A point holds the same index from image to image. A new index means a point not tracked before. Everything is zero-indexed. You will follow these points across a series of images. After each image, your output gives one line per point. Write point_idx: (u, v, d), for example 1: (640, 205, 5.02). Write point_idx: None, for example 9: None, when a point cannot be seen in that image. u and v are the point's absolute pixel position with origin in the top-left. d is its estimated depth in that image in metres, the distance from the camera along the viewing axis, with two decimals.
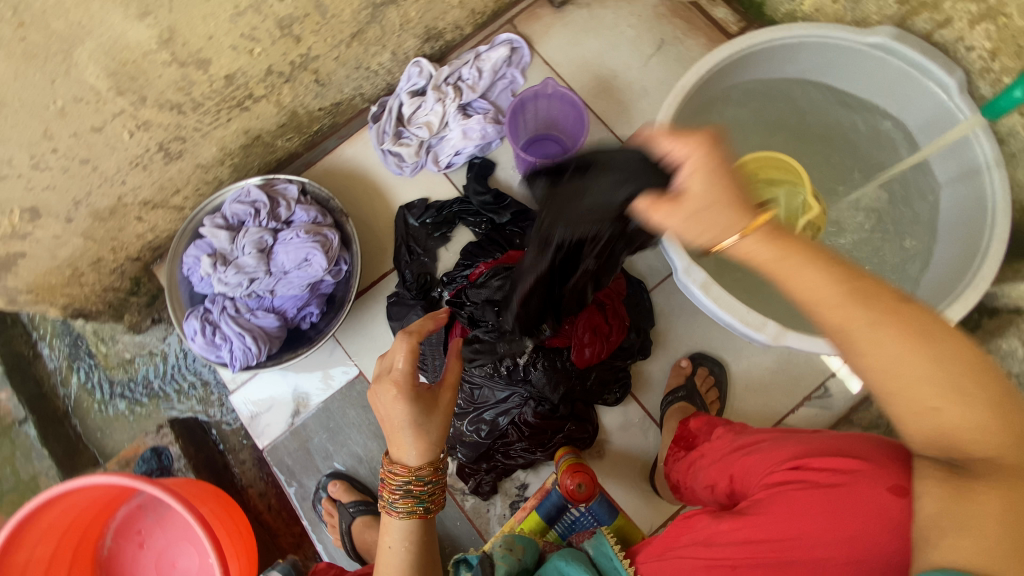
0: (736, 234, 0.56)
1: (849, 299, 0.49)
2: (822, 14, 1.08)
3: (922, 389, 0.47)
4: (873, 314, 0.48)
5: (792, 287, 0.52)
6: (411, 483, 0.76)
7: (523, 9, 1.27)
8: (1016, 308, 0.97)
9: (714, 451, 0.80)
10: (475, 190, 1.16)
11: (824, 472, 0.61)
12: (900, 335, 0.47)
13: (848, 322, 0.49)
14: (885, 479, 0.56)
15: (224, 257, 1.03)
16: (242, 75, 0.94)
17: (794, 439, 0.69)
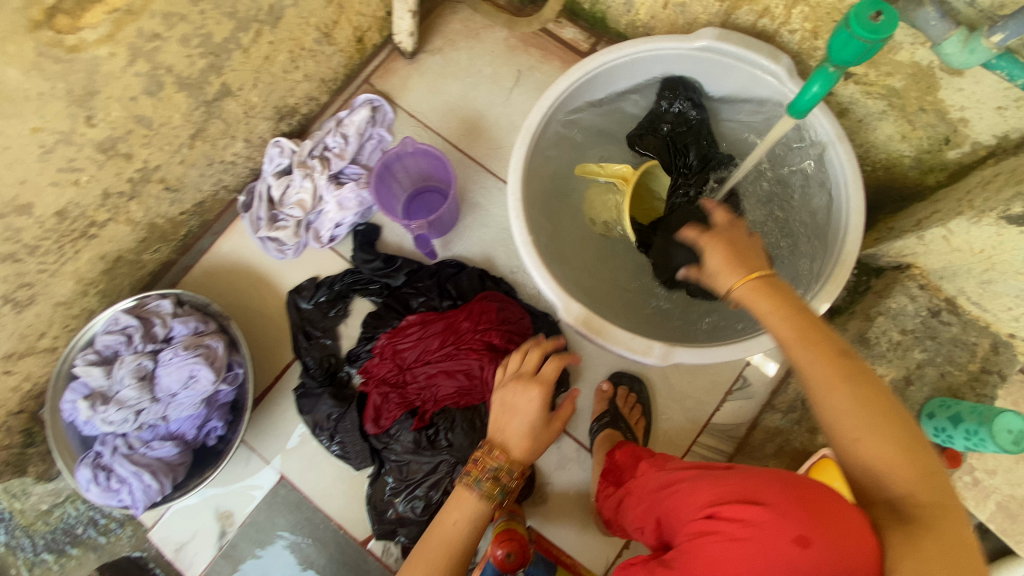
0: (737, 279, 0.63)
1: (846, 377, 0.55)
2: (657, 21, 1.11)
3: (848, 419, 0.53)
4: (858, 390, 0.54)
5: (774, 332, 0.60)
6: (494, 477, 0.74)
7: (377, 67, 1.25)
8: (897, 266, 1.01)
9: (639, 488, 0.79)
10: (362, 259, 1.11)
11: (731, 522, 0.56)
12: (854, 394, 0.54)
13: (835, 389, 0.55)
14: (789, 529, 0.52)
15: (104, 395, 0.96)
16: (76, 207, 0.89)
17: (708, 478, 0.65)
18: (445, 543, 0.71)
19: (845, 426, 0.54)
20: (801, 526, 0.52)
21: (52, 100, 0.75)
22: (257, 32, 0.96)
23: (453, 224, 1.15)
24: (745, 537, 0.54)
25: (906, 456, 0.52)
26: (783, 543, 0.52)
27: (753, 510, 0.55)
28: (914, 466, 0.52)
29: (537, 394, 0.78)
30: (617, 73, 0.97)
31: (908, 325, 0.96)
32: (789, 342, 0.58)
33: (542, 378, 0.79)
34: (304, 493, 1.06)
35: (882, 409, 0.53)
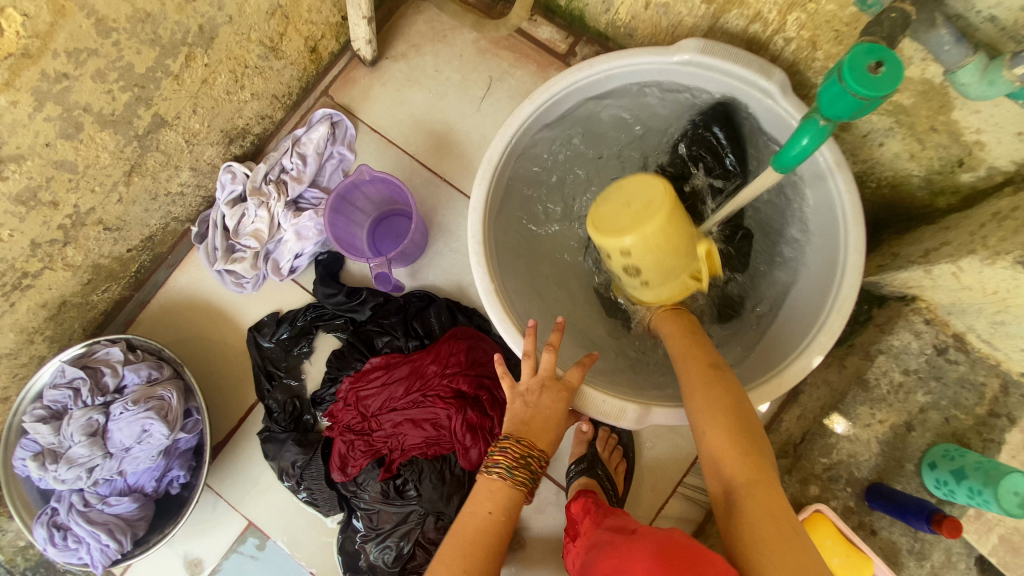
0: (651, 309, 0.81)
1: (706, 374, 0.67)
2: (639, 22, 0.99)
3: (702, 410, 0.64)
4: (712, 388, 0.65)
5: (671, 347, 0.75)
6: (518, 471, 0.65)
7: (336, 76, 1.15)
8: (901, 296, 0.91)
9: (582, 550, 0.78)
10: (324, 293, 1.04)
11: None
12: (711, 392, 0.65)
13: (695, 385, 0.67)
14: None
15: (55, 452, 0.91)
16: (2, 262, 0.82)
17: (610, 555, 0.64)
18: (478, 539, 0.61)
19: (699, 419, 0.64)
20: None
21: None
22: (189, 56, 0.86)
23: (421, 252, 1.07)
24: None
25: (740, 447, 0.60)
26: None
27: None
28: (748, 455, 0.60)
29: (565, 397, 0.71)
30: (590, 91, 0.87)
31: (910, 364, 0.88)
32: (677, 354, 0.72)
33: (567, 381, 0.72)
34: (274, 540, 1.02)
35: (729, 405, 0.63)
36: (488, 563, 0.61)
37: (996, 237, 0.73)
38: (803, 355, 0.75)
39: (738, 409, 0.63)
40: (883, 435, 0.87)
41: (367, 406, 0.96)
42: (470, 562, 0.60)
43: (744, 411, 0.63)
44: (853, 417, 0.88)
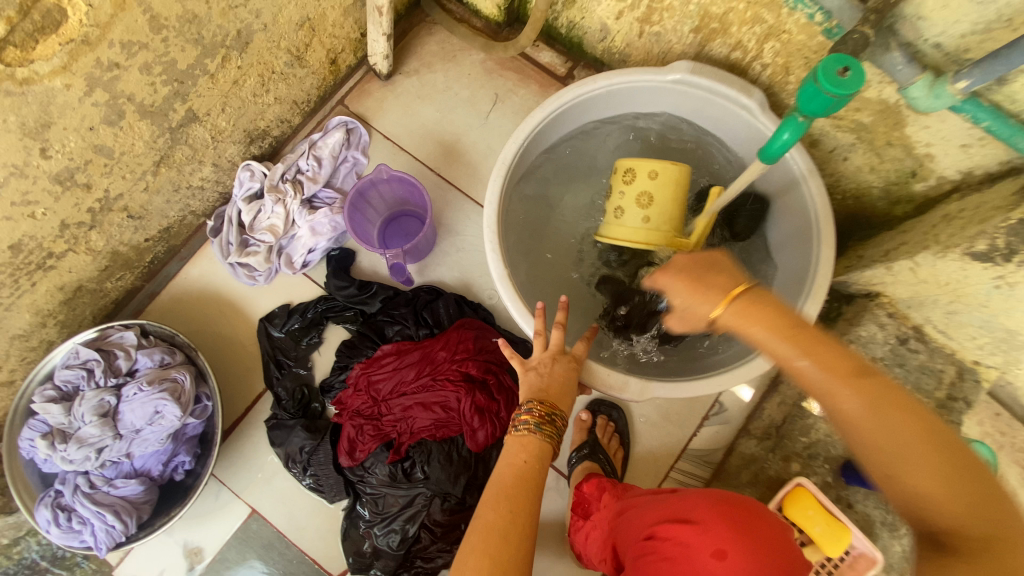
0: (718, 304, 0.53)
1: (860, 383, 0.46)
2: (632, 49, 1.11)
3: (883, 438, 0.45)
4: (877, 404, 0.45)
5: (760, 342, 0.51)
6: (546, 423, 0.68)
7: (352, 88, 1.23)
8: (866, 293, 1.02)
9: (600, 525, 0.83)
10: (336, 285, 1.09)
11: (665, 542, 0.61)
12: (884, 410, 0.45)
13: (845, 396, 0.47)
14: (709, 544, 0.58)
15: (64, 432, 0.93)
16: (31, 240, 0.85)
17: (655, 503, 0.70)
18: (518, 478, 0.64)
19: (868, 443, 0.46)
20: (721, 540, 0.58)
21: (4, 133, 0.72)
22: (224, 58, 0.93)
23: (429, 250, 1.14)
24: (678, 558, 0.59)
25: (950, 484, 0.43)
26: (704, 557, 0.57)
27: (683, 530, 0.61)
28: (964, 492, 0.43)
29: (574, 368, 0.77)
30: (592, 103, 0.97)
31: (877, 352, 0.97)
32: (793, 355, 0.49)
33: (574, 354, 0.78)
34: (277, 527, 1.04)
35: (916, 427, 0.45)
36: (534, 498, 0.62)
37: (946, 234, 0.84)
38: None
39: (929, 428, 0.44)
40: None
41: (378, 389, 1.00)
42: (514, 503, 0.61)
43: (938, 430, 0.45)
44: None
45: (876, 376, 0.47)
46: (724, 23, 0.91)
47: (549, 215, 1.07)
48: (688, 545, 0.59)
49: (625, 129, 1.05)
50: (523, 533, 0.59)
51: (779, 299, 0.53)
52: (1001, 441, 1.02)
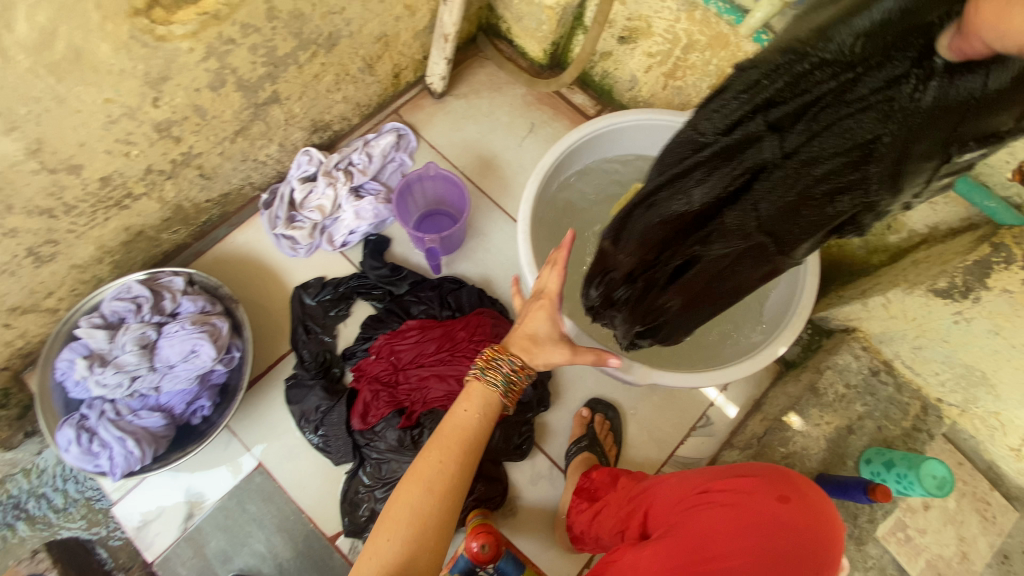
0: None
1: None
2: (656, 99, 1.28)
3: None
4: None
5: None
6: (510, 383, 0.77)
7: (407, 101, 1.40)
8: (844, 328, 1.14)
9: (621, 499, 0.90)
10: (370, 265, 1.20)
11: (722, 492, 0.70)
12: None
13: None
14: (770, 490, 0.67)
15: (103, 358, 0.99)
16: (119, 176, 0.96)
17: (696, 472, 0.79)
18: (470, 437, 0.74)
19: None
20: (783, 489, 0.68)
21: (130, 78, 0.84)
22: (313, 53, 1.08)
23: (457, 246, 1.25)
24: (738, 501, 0.67)
25: None
26: (768, 500, 0.66)
27: (742, 482, 0.70)
28: None
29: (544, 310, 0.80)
30: (620, 134, 1.13)
31: (852, 379, 1.09)
32: None
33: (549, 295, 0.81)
34: (279, 482, 1.08)
35: None
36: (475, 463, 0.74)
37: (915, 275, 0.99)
38: (770, 344, 0.94)
39: None
40: (828, 435, 1.05)
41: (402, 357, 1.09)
42: (446, 456, 0.72)
43: None
44: (806, 418, 1.07)
45: None
46: None
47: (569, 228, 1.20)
48: (751, 493, 0.68)
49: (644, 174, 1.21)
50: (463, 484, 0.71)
51: None
52: (962, 488, 1.11)
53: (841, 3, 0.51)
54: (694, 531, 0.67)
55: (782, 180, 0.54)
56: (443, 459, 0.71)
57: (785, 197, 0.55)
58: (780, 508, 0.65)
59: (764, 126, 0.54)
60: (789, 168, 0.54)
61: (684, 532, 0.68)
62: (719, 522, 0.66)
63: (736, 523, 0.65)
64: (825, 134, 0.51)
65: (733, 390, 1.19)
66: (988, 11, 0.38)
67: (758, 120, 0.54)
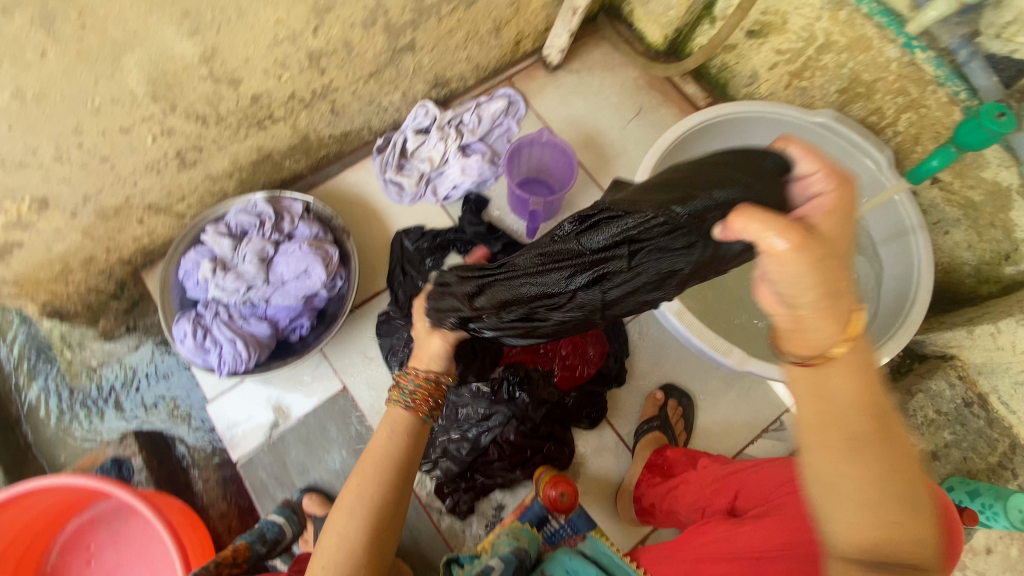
0: (844, 337, 0.47)
1: (877, 424, 0.46)
2: (774, 98, 1.28)
3: (892, 507, 0.45)
4: (882, 457, 0.46)
5: (832, 395, 0.48)
6: (415, 393, 0.73)
7: (521, 70, 1.43)
8: (941, 355, 1.11)
9: (703, 478, 0.90)
10: (469, 220, 1.24)
11: None
12: (870, 471, 0.45)
13: (847, 439, 0.46)
14: None
15: (224, 264, 1.06)
16: (268, 97, 1.02)
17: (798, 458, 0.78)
18: (386, 459, 0.70)
19: (858, 485, 0.45)
20: None
21: (301, 3, 0.89)
22: (454, 7, 1.12)
23: (554, 215, 1.27)
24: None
25: (918, 528, 0.45)
26: None
27: None
28: (917, 532, 0.45)
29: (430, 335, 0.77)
30: (740, 124, 1.12)
31: (942, 407, 1.05)
32: (846, 382, 0.48)
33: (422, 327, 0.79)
34: (361, 409, 1.13)
35: (905, 484, 0.46)
36: (405, 485, 0.71)
37: None
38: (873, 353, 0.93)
39: (892, 478, 0.46)
40: None
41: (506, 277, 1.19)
42: (364, 480, 0.69)
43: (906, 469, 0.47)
44: None
45: (867, 439, 0.46)
46: (871, 89, 1.08)
47: None
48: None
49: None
50: (394, 501, 0.69)
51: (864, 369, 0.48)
52: None
53: (668, 194, 0.68)
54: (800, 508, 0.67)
55: (623, 279, 0.69)
56: (363, 479, 0.69)
57: (618, 293, 0.70)
58: None
59: (622, 252, 0.68)
60: (619, 278, 0.69)
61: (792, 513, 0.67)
62: None
63: None
64: (647, 260, 0.68)
65: None
66: (741, 222, 0.48)
67: (622, 250, 0.68)
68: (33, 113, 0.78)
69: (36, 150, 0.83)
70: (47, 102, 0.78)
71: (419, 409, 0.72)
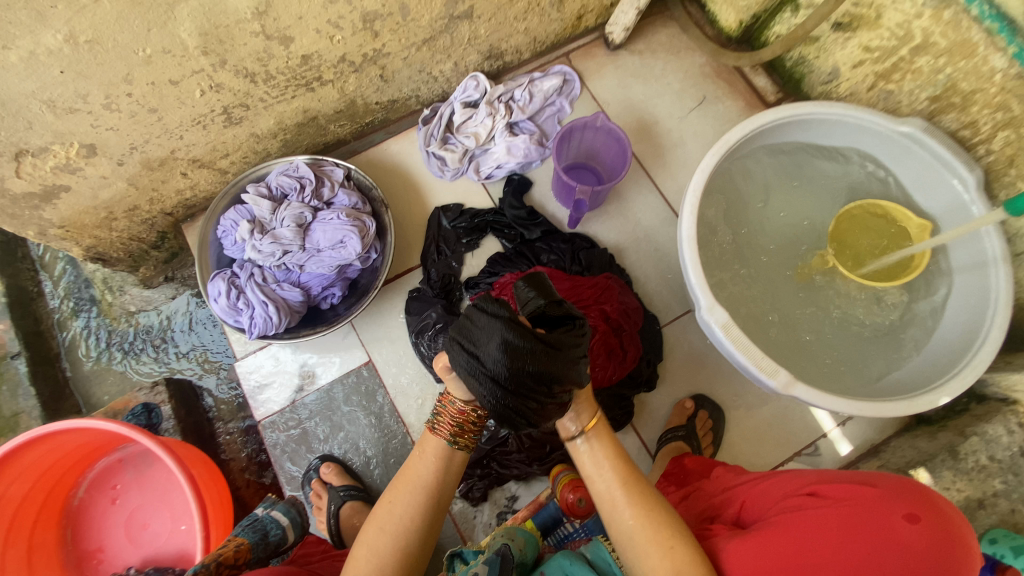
0: (580, 428, 0.75)
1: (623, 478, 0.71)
2: (853, 99, 1.17)
3: (659, 535, 0.66)
4: (637, 502, 0.69)
5: (593, 463, 0.73)
6: (458, 431, 0.72)
7: (580, 47, 1.35)
8: (1002, 397, 1.03)
9: (713, 487, 0.85)
10: (510, 203, 1.20)
11: (833, 497, 0.60)
12: (639, 511, 0.68)
13: (613, 496, 0.70)
14: (898, 506, 0.55)
15: (262, 226, 1.06)
16: (318, 58, 0.99)
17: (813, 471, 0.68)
18: (418, 483, 0.71)
19: (634, 530, 0.67)
20: (914, 507, 0.54)
21: None
22: None
23: (599, 205, 1.22)
24: (850, 508, 0.57)
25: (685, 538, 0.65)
26: (892, 517, 0.54)
27: (863, 492, 0.58)
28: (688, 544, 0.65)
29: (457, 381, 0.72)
30: (815, 124, 1.03)
31: (997, 454, 0.97)
32: (595, 454, 0.74)
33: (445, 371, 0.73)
34: (384, 383, 1.13)
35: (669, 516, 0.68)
36: (435, 513, 0.71)
37: None
38: (932, 391, 0.86)
39: (660, 516, 0.67)
40: (957, 503, 0.94)
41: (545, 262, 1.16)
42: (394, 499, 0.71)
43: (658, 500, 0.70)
44: (936, 477, 0.97)
45: (628, 486, 0.70)
46: (967, 100, 0.96)
47: (736, 206, 1.10)
48: (869, 504, 0.57)
49: (866, 170, 1.09)
50: (428, 522, 0.70)
51: (607, 441, 0.75)
52: None
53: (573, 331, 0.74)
54: (791, 535, 0.59)
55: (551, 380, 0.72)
56: (394, 502, 0.70)
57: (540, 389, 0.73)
58: (899, 526, 0.53)
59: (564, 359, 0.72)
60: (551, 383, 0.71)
61: (777, 531, 0.61)
62: (819, 529, 0.57)
63: (831, 533, 0.56)
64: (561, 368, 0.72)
65: (851, 427, 1.12)
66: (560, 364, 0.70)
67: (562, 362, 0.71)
68: (85, 58, 0.77)
69: (86, 96, 0.82)
70: (98, 48, 0.76)
71: (463, 442, 0.73)
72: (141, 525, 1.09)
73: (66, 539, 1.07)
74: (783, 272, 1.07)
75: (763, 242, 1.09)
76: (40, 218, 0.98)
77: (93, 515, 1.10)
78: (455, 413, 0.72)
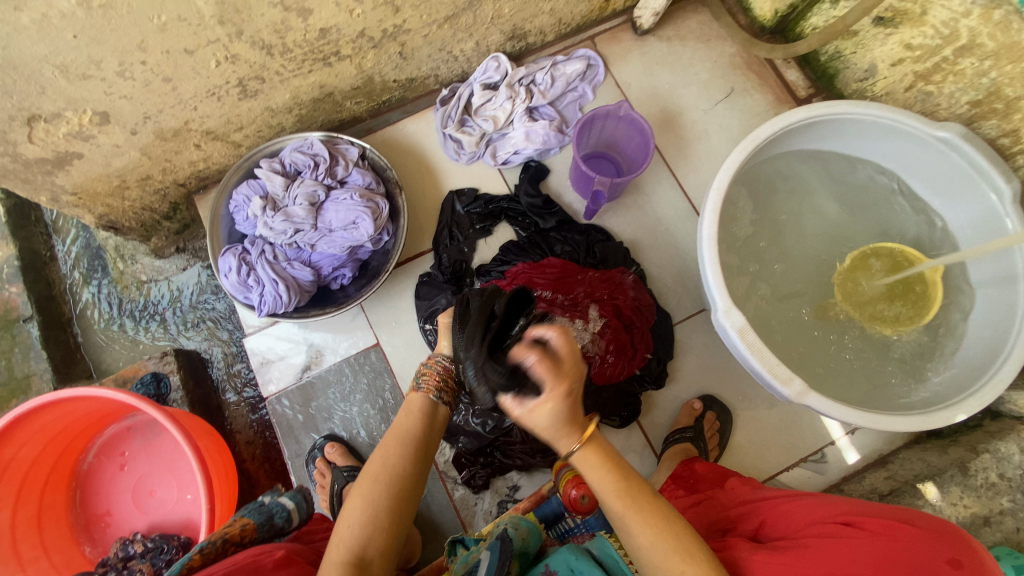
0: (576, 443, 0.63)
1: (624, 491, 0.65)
2: (889, 99, 1.13)
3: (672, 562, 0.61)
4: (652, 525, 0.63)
5: (594, 479, 0.66)
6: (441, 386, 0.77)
7: (606, 30, 1.30)
8: (1019, 416, 1.01)
9: (727, 498, 0.85)
10: (526, 190, 1.17)
11: (869, 529, 0.59)
12: (654, 533, 0.63)
13: (621, 513, 0.65)
14: (942, 551, 0.54)
15: (275, 203, 1.04)
16: (336, 32, 0.96)
17: (843, 499, 0.67)
18: (409, 440, 0.73)
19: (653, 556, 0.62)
20: (958, 553, 0.53)
21: None
22: None
23: (617, 197, 1.19)
24: (887, 542, 0.57)
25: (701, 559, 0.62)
26: (935, 561, 0.53)
27: (902, 529, 0.57)
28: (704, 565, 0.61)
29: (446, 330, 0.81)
30: (848, 125, 0.99)
31: (1008, 472, 0.94)
32: (596, 468, 0.66)
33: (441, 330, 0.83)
34: (392, 367, 1.12)
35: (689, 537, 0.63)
36: (423, 470, 0.73)
37: None
38: (950, 408, 0.84)
39: (680, 540, 0.63)
40: (962, 519, 0.92)
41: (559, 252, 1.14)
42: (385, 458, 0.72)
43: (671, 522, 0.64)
44: (943, 492, 0.95)
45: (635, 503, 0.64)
46: (1011, 107, 0.93)
47: (758, 206, 1.06)
48: (909, 542, 0.56)
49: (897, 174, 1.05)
50: (414, 489, 0.72)
51: (610, 450, 0.67)
52: None
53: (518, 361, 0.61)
54: (823, 559, 0.58)
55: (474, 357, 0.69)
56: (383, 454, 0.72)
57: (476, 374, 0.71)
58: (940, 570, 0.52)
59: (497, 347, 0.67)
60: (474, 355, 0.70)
61: (808, 555, 0.60)
62: (853, 557, 0.56)
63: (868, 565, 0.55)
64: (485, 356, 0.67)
65: (860, 436, 1.10)
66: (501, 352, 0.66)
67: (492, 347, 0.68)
68: (99, 23, 0.75)
69: (100, 63, 0.80)
70: (113, 13, 0.74)
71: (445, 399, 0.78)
72: (148, 491, 1.11)
73: (75, 501, 1.10)
74: (802, 276, 1.05)
75: (784, 244, 1.07)
76: (52, 183, 0.97)
77: (100, 478, 1.12)
78: (439, 370, 0.79)
